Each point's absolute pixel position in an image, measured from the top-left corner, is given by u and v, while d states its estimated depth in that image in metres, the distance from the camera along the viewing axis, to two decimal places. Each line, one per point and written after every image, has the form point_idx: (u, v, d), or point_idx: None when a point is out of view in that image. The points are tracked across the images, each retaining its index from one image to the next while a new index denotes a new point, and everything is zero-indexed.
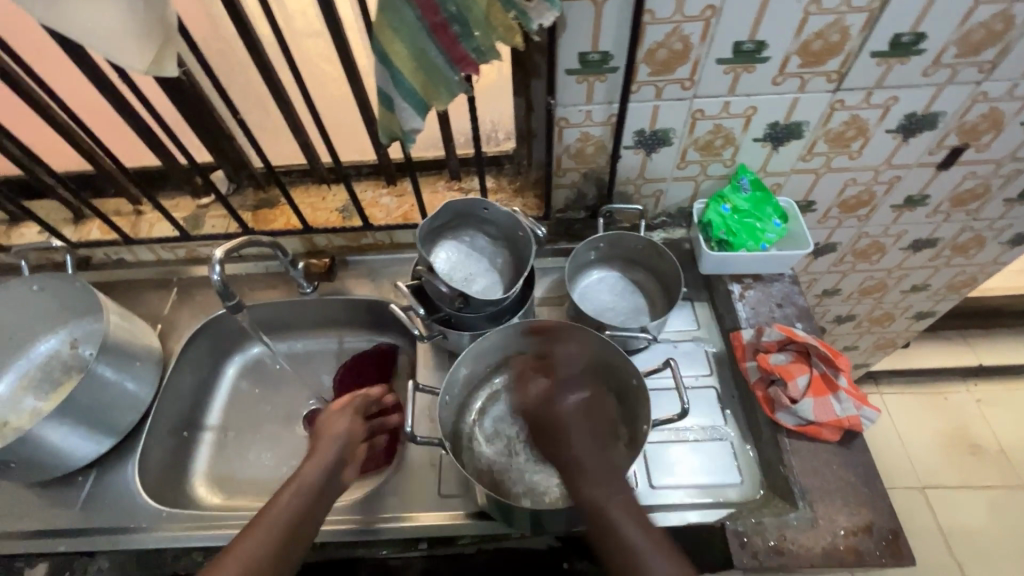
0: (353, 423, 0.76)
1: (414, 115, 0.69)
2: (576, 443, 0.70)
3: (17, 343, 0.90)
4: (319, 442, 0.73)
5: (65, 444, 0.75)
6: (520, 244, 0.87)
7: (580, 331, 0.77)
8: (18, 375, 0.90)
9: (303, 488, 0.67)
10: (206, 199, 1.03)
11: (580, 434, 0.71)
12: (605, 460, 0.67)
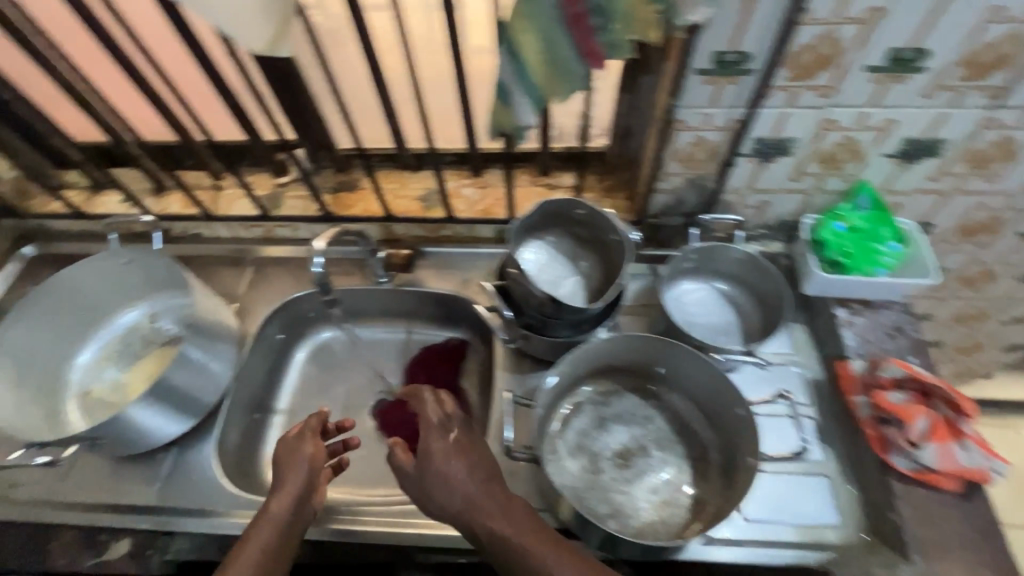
0: (317, 447, 0.72)
1: (528, 110, 0.66)
2: (486, 509, 0.63)
3: (101, 314, 0.90)
4: (282, 473, 0.69)
5: (150, 423, 0.74)
6: (614, 251, 0.80)
7: (673, 349, 0.76)
8: (100, 346, 0.90)
9: (263, 528, 0.64)
10: (286, 178, 1.01)
11: (484, 495, 0.64)
12: (518, 526, 0.62)
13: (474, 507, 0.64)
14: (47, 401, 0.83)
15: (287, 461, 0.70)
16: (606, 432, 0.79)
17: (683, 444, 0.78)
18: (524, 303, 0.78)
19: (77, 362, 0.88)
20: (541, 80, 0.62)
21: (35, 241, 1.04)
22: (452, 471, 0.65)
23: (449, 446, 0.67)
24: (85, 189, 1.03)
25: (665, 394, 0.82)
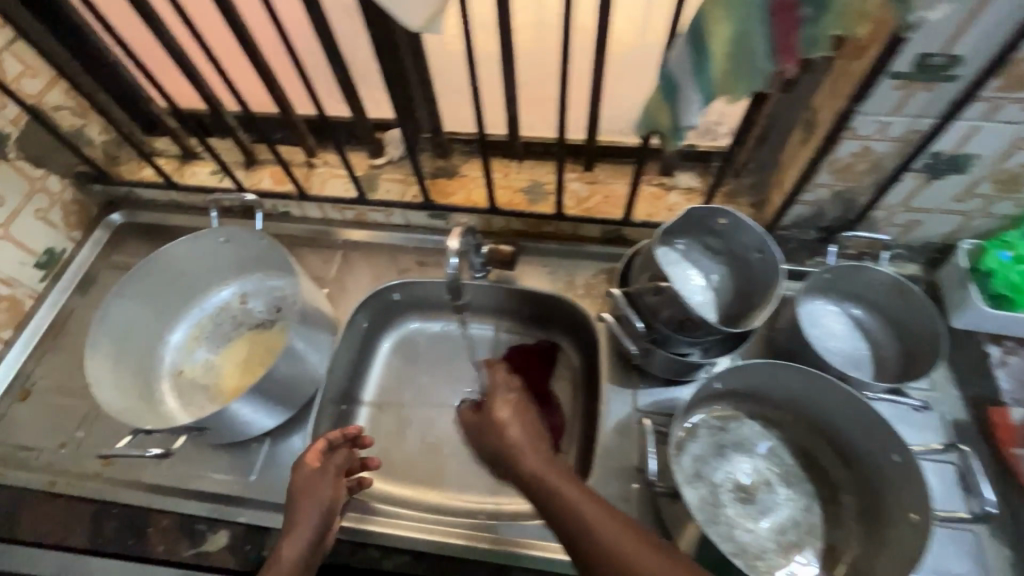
0: (336, 487, 0.67)
1: (697, 111, 0.58)
2: (546, 471, 0.60)
3: (194, 291, 0.87)
4: (296, 500, 0.65)
5: (252, 417, 0.71)
6: (754, 265, 0.75)
7: (801, 372, 0.68)
8: (191, 324, 0.87)
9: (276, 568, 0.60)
10: (381, 160, 0.96)
11: (543, 465, 0.61)
12: (577, 489, 0.57)
13: (535, 472, 0.61)
14: (143, 382, 0.80)
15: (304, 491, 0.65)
16: (726, 461, 0.73)
17: (812, 482, 0.71)
18: (660, 317, 0.72)
19: (169, 341, 0.85)
20: (721, 76, 0.55)
21: (123, 209, 1.02)
22: (518, 441, 0.65)
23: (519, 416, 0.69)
24: (175, 157, 1.00)
25: (791, 424, 0.75)
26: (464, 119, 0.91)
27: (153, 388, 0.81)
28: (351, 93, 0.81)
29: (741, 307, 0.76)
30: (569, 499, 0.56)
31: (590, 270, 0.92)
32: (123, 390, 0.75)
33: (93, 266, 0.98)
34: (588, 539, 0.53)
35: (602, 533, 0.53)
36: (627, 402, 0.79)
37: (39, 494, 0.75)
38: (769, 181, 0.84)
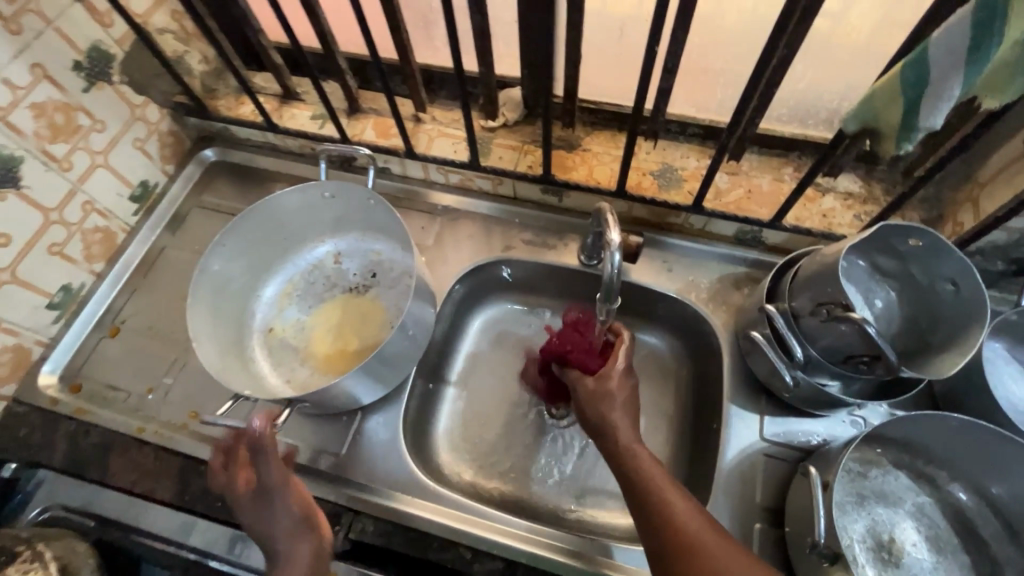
0: (286, 500, 0.60)
1: (946, 108, 0.47)
2: (677, 506, 0.54)
3: (291, 245, 0.82)
4: (263, 536, 0.59)
5: (350, 393, 0.66)
6: (937, 295, 0.63)
7: (983, 431, 0.58)
8: (284, 280, 0.82)
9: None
10: (496, 122, 0.86)
11: (673, 498, 0.54)
12: (710, 533, 0.52)
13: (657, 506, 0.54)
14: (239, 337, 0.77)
15: (268, 522, 0.59)
16: (868, 514, 0.64)
17: (967, 552, 0.63)
18: (820, 345, 0.63)
19: (262, 296, 0.81)
20: (996, 69, 0.43)
21: (216, 145, 0.97)
22: (643, 463, 0.57)
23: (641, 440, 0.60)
24: (275, 96, 0.93)
25: (950, 484, 0.65)
26: (597, 85, 0.81)
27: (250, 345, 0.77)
28: (484, 45, 0.72)
29: (910, 341, 0.66)
30: (702, 545, 0.51)
31: (717, 272, 0.81)
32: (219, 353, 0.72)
33: (184, 204, 0.94)
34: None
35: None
36: (753, 429, 0.70)
37: (128, 439, 0.73)
38: (954, 197, 0.72)
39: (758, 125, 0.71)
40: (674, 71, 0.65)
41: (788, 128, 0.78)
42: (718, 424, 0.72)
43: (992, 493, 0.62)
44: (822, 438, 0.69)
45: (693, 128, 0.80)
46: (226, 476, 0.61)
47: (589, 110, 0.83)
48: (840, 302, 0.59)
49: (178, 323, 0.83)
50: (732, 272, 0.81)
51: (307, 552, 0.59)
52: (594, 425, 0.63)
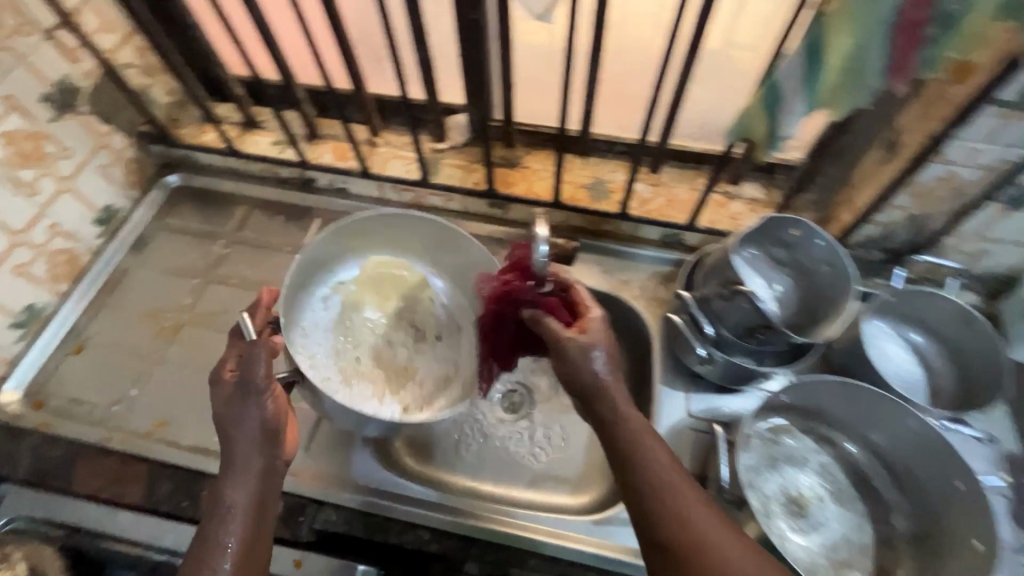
0: (261, 412, 0.60)
1: (798, 121, 0.58)
2: (676, 483, 0.55)
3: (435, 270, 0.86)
4: (227, 434, 0.59)
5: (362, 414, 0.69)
6: (823, 278, 0.75)
7: (862, 389, 0.69)
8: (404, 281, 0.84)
9: (226, 513, 0.57)
10: (445, 144, 0.95)
11: (671, 477, 0.55)
12: (705, 512, 0.54)
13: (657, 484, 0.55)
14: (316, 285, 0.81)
15: (231, 420, 0.59)
16: (781, 474, 0.73)
17: (863, 501, 0.72)
18: (729, 322, 0.72)
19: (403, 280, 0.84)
20: (828, 89, 0.55)
21: (180, 171, 1.02)
22: (646, 439, 0.58)
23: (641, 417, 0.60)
24: (237, 124, 1.00)
25: (844, 441, 0.75)
26: (532, 110, 0.90)
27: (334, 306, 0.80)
28: (429, 75, 0.81)
29: (807, 320, 0.76)
30: (698, 524, 0.53)
31: (646, 273, 0.91)
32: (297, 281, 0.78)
33: (148, 227, 0.98)
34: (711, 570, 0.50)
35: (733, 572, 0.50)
36: (680, 407, 0.79)
37: (93, 448, 0.76)
38: (837, 199, 0.84)
39: (669, 142, 0.82)
40: (594, 95, 0.76)
41: (699, 143, 0.89)
42: (650, 406, 0.80)
43: (876, 443, 0.73)
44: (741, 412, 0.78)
45: (618, 146, 0.91)
46: (229, 349, 0.62)
47: (527, 132, 0.92)
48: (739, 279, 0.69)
49: (143, 339, 0.86)
50: (659, 271, 0.91)
51: (258, 468, 0.59)
52: (589, 389, 0.61)
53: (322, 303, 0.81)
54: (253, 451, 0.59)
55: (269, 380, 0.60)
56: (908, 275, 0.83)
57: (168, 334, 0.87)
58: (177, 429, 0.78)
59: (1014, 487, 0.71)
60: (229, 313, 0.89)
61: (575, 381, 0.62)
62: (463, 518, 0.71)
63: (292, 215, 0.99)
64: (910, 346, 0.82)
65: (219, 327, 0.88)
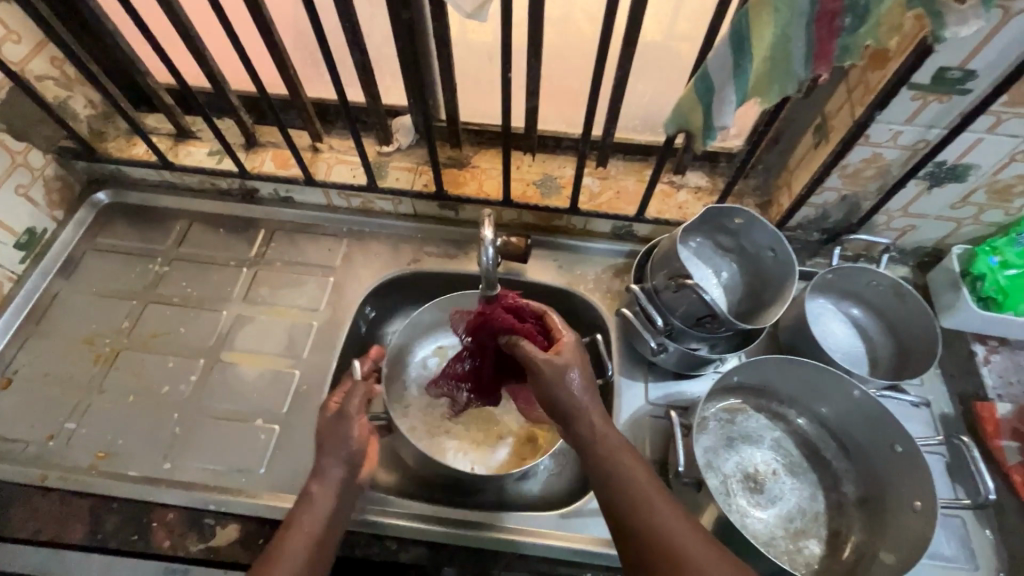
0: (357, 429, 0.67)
1: (731, 111, 0.59)
2: (664, 513, 0.55)
3: None
4: (322, 448, 0.65)
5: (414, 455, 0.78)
6: (765, 262, 0.77)
7: (805, 366, 0.72)
8: None
9: (304, 516, 0.60)
10: (391, 147, 0.94)
11: (658, 504, 0.55)
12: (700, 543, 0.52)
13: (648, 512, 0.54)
14: (430, 342, 0.93)
15: (327, 435, 0.66)
16: (737, 453, 0.75)
17: (815, 472, 0.75)
18: (678, 312, 0.74)
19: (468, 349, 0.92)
20: (757, 78, 0.56)
21: (109, 187, 0.97)
22: (629, 469, 0.58)
23: (621, 445, 0.60)
24: (168, 135, 0.95)
25: (793, 415, 0.78)
26: (478, 109, 0.91)
27: (440, 361, 0.92)
28: (367, 77, 0.79)
29: (753, 303, 0.79)
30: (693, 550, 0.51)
31: (600, 266, 0.92)
32: (407, 342, 0.90)
33: (79, 247, 0.92)
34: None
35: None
36: (639, 395, 0.81)
37: (27, 488, 0.71)
38: (776, 183, 0.87)
39: (614, 137, 0.82)
40: (536, 92, 0.76)
41: (643, 136, 0.92)
42: (611, 397, 0.82)
43: (822, 414, 0.76)
44: (698, 395, 0.80)
45: (564, 142, 0.92)
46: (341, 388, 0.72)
47: (474, 131, 0.92)
48: (684, 273, 0.71)
49: (78, 367, 0.81)
50: (613, 263, 0.92)
51: (337, 477, 0.64)
52: (562, 409, 0.61)
53: (423, 364, 0.92)
54: (342, 464, 0.64)
55: (359, 409, 0.68)
56: (845, 253, 0.87)
57: (106, 360, 0.82)
58: (120, 459, 0.74)
59: (949, 447, 0.75)
60: (173, 332, 0.85)
61: (548, 400, 0.63)
62: (451, 528, 0.70)
63: (235, 226, 0.95)
64: (850, 320, 0.86)
65: (162, 348, 0.83)
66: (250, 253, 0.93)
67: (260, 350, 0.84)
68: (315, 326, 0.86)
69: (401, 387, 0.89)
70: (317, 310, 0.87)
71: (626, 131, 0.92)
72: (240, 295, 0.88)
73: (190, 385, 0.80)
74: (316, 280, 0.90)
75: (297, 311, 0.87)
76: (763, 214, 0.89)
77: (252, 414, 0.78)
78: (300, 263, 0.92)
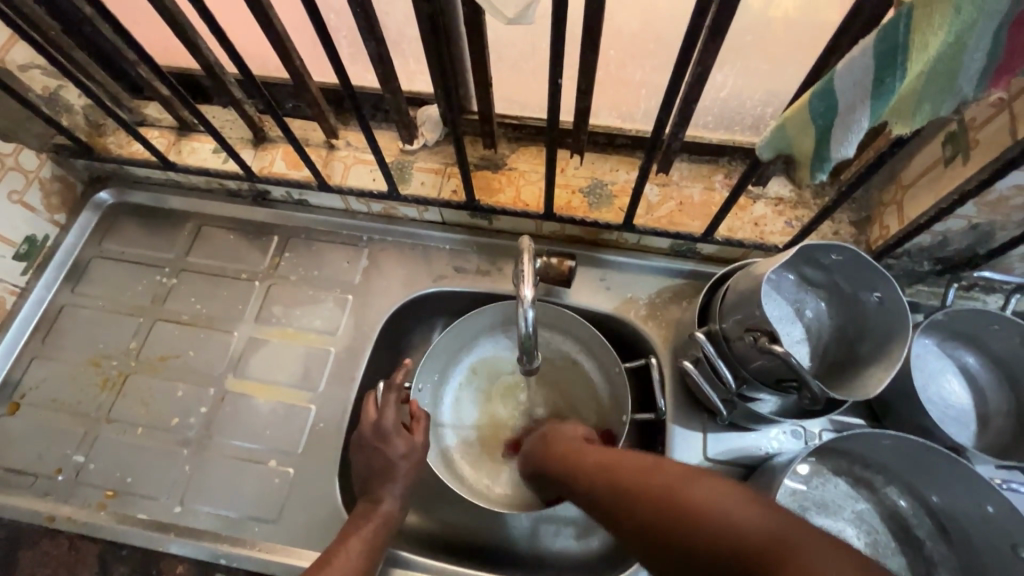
0: (411, 449, 0.67)
1: (857, 138, 0.44)
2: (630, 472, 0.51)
3: (550, 389, 0.81)
4: (376, 467, 0.65)
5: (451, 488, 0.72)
6: (864, 307, 0.64)
7: (908, 441, 0.60)
8: (517, 385, 0.81)
9: (360, 525, 0.63)
10: (415, 144, 0.81)
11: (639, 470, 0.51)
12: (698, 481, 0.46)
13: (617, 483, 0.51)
14: (488, 341, 0.82)
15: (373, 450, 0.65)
16: (812, 526, 0.64)
17: (905, 555, 0.64)
18: (752, 367, 0.61)
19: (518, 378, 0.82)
20: (902, 100, 0.41)
21: (112, 186, 0.88)
22: (613, 458, 0.55)
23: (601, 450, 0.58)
24: (170, 129, 0.85)
25: (891, 492, 0.66)
26: (515, 99, 0.78)
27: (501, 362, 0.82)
28: (385, 69, 0.67)
29: (843, 353, 0.66)
30: (647, 485, 0.48)
31: (653, 288, 0.79)
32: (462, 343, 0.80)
33: (83, 255, 0.85)
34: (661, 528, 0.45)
35: (719, 530, 0.41)
36: (696, 449, 0.69)
37: (40, 530, 0.69)
38: (880, 198, 0.71)
39: (682, 140, 0.68)
40: (588, 91, 0.61)
41: (715, 134, 0.77)
42: (663, 446, 0.71)
43: (931, 501, 0.64)
44: (768, 451, 0.68)
45: (617, 139, 0.78)
46: (388, 409, 0.68)
47: (512, 125, 0.79)
48: (765, 328, 0.58)
49: (85, 393, 0.76)
50: (671, 285, 0.79)
51: (392, 500, 0.65)
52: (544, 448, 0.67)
53: (471, 374, 0.82)
54: (398, 496, 0.65)
55: (397, 424, 0.67)
56: (959, 285, 0.71)
57: (113, 386, 0.76)
58: (129, 499, 0.70)
59: None
60: (182, 356, 0.78)
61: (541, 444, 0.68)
62: None
63: (244, 232, 0.86)
64: (959, 369, 0.71)
65: (171, 374, 0.77)
66: (263, 264, 0.83)
67: (273, 379, 0.76)
68: (332, 352, 0.78)
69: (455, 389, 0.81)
70: (334, 334, 0.79)
71: (694, 127, 0.77)
72: (252, 314, 0.80)
73: (200, 418, 0.74)
74: (332, 298, 0.81)
75: (313, 334, 0.79)
76: (860, 234, 0.73)
77: (265, 453, 0.72)
78: (316, 277, 0.82)
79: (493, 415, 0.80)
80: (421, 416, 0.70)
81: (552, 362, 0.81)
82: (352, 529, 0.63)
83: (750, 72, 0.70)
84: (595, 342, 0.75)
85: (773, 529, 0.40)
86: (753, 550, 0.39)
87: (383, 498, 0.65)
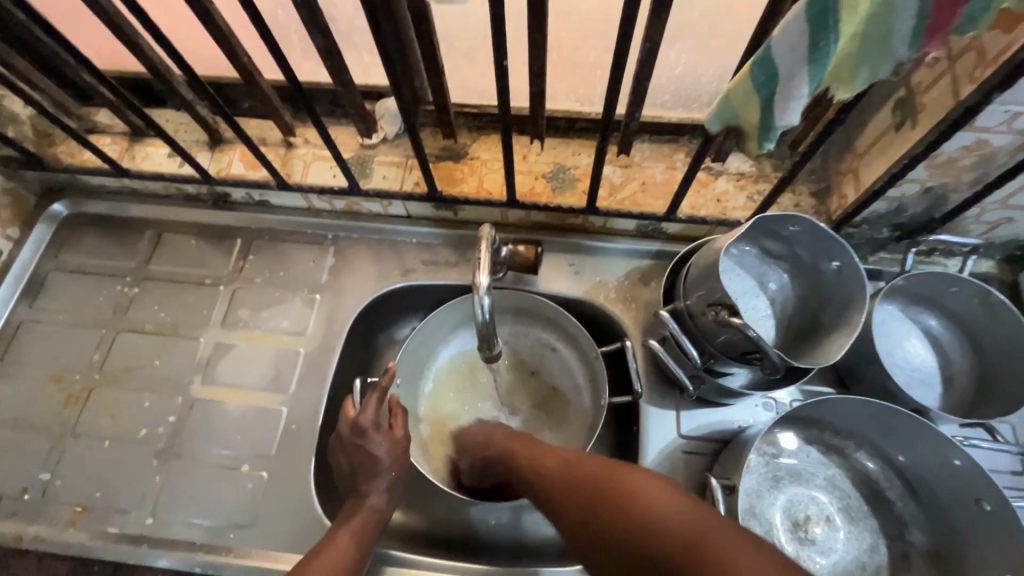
0: (392, 446, 0.66)
1: (801, 105, 0.45)
2: (574, 467, 0.55)
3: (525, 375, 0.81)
4: (356, 467, 0.65)
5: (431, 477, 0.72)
6: (824, 275, 0.65)
7: (863, 403, 0.62)
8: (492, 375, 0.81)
9: (351, 515, 0.63)
10: (374, 138, 0.80)
11: (582, 467, 0.55)
12: (639, 484, 0.49)
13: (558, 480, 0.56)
14: (459, 334, 0.82)
15: (352, 451, 0.65)
16: (785, 495, 0.65)
17: (877, 517, 0.65)
18: (717, 342, 0.62)
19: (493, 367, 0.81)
20: (840, 64, 0.41)
21: (66, 198, 0.86)
22: (555, 456, 0.59)
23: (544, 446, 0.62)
24: (123, 135, 0.83)
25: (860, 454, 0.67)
26: (473, 88, 0.78)
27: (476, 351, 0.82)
28: (335, 63, 0.65)
29: (807, 322, 0.67)
30: (581, 478, 0.54)
31: (623, 270, 0.79)
32: (435, 334, 0.79)
33: (40, 269, 0.83)
34: (602, 514, 0.49)
35: (658, 530, 0.45)
36: (670, 427, 0.70)
37: (9, 550, 0.68)
38: (837, 167, 0.72)
39: (640, 119, 0.65)
40: (540, 74, 0.61)
41: (674, 113, 0.77)
42: (638, 426, 0.71)
43: (898, 461, 0.65)
44: (740, 425, 0.69)
45: (578, 123, 0.78)
46: (367, 405, 0.66)
47: (471, 114, 0.79)
48: (725, 303, 0.58)
49: (49, 409, 0.75)
50: (639, 267, 0.79)
51: (380, 496, 0.64)
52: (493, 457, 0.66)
53: (444, 367, 0.81)
54: (383, 491, 0.65)
55: (375, 422, 0.66)
56: (919, 250, 0.72)
57: (78, 401, 0.75)
58: (101, 514, 0.68)
59: None
60: (148, 366, 0.77)
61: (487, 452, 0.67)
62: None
63: (206, 237, 0.84)
64: (923, 332, 0.72)
65: (137, 385, 0.76)
66: (227, 268, 0.82)
67: (244, 383, 0.75)
68: (302, 353, 0.77)
69: (428, 380, 0.81)
70: (303, 334, 0.78)
71: (653, 107, 0.77)
72: (218, 320, 0.79)
73: (168, 428, 0.73)
74: (300, 299, 0.80)
75: (281, 336, 0.78)
76: (820, 204, 0.74)
77: (238, 458, 0.71)
78: (282, 278, 0.81)
79: (470, 406, 0.80)
80: (400, 410, 0.68)
81: (524, 351, 0.81)
82: (341, 522, 0.63)
83: (701, 48, 0.70)
84: (567, 329, 0.75)
85: (693, 521, 0.44)
86: (670, 541, 0.44)
87: (369, 492, 0.64)
